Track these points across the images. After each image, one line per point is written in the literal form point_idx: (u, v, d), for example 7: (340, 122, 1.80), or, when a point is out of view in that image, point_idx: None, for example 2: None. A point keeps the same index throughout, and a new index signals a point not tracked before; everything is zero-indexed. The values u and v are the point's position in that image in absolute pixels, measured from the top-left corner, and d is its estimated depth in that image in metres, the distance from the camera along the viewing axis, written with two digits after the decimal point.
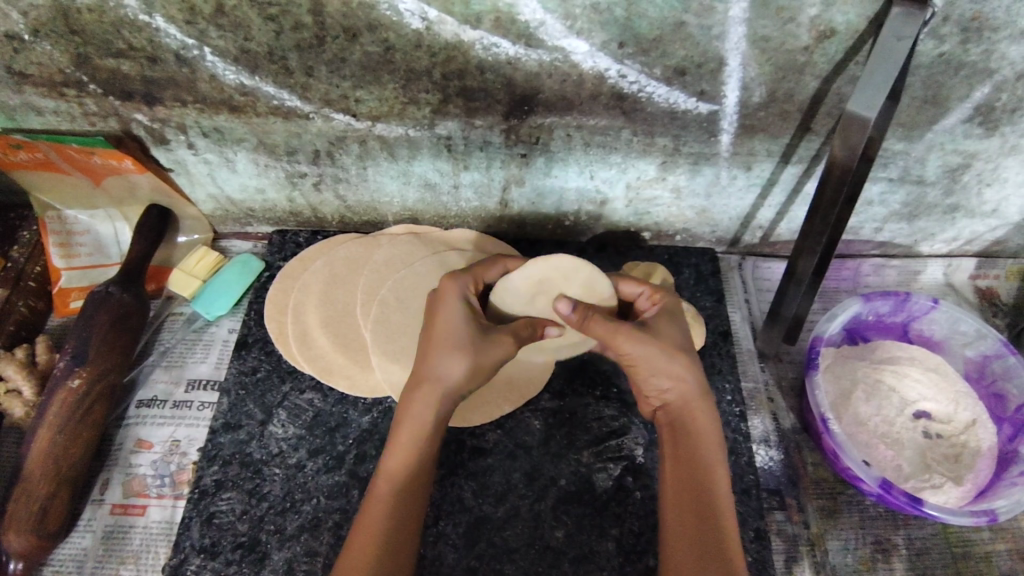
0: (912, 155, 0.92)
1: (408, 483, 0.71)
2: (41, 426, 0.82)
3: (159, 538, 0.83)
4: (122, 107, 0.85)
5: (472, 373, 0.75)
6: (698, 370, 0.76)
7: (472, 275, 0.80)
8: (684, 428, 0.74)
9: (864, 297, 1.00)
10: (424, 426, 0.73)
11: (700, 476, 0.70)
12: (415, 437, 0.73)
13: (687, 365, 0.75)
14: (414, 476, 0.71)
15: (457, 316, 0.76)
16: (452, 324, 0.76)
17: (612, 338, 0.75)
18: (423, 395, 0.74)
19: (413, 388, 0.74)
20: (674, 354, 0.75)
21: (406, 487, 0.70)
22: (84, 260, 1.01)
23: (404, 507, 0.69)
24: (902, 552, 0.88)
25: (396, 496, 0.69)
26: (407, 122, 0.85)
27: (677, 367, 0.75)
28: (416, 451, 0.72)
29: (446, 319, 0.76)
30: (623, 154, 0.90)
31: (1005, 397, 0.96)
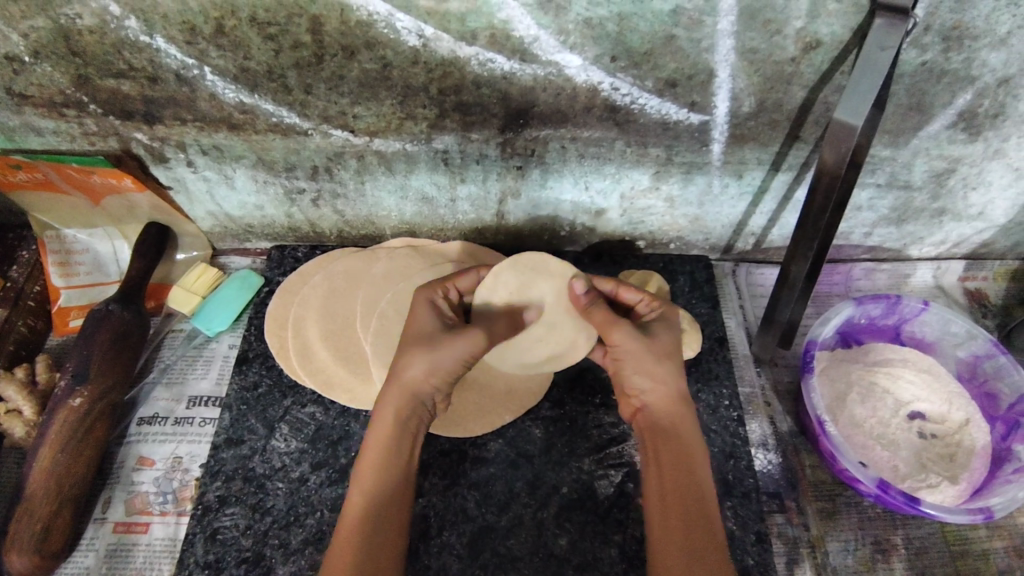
0: (898, 161, 0.94)
1: (378, 495, 0.71)
2: (44, 444, 0.82)
3: (162, 555, 0.82)
4: (122, 127, 0.86)
5: (438, 373, 0.75)
6: (683, 379, 0.78)
7: (442, 286, 0.81)
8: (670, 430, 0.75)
9: (856, 301, 1.02)
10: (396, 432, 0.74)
11: (688, 482, 0.71)
12: (383, 441, 0.74)
13: (672, 371, 0.77)
14: (386, 486, 0.72)
15: (428, 321, 0.77)
16: (423, 328, 0.77)
17: (607, 329, 0.79)
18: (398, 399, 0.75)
19: (385, 391, 0.75)
20: (662, 359, 0.77)
21: (377, 500, 0.71)
22: (83, 278, 1.02)
23: (376, 519, 0.70)
24: (902, 551, 0.89)
25: (371, 503, 0.71)
26: (404, 137, 0.87)
27: (665, 377, 0.77)
28: (387, 456, 0.74)
29: (418, 325, 0.77)
30: (617, 164, 0.92)
31: (997, 396, 0.98)
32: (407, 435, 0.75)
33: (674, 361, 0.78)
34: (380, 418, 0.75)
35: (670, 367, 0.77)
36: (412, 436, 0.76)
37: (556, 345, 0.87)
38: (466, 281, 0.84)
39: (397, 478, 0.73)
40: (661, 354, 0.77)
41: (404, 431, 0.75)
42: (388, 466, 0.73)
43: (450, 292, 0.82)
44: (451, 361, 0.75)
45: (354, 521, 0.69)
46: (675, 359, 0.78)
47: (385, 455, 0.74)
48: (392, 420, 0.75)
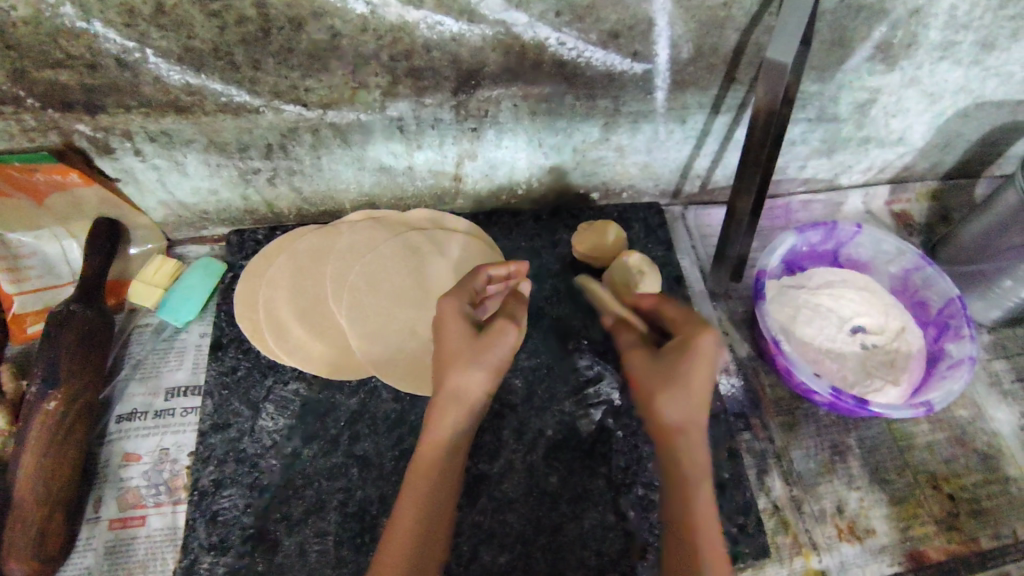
0: (826, 95, 1.00)
1: (428, 518, 0.72)
2: (25, 451, 0.81)
3: (164, 543, 0.84)
4: (63, 119, 0.83)
5: (490, 379, 0.77)
6: (696, 407, 0.71)
7: (467, 291, 0.81)
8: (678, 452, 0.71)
9: (798, 230, 1.09)
10: (438, 457, 0.74)
11: (688, 511, 0.69)
12: (438, 450, 0.75)
13: (693, 401, 0.71)
14: (425, 519, 0.72)
15: (462, 331, 0.77)
16: (461, 340, 0.77)
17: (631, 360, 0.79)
18: (447, 419, 0.75)
19: (437, 404, 0.76)
20: (680, 390, 0.71)
21: (414, 539, 0.70)
22: (35, 282, 0.99)
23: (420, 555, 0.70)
24: (856, 451, 0.99)
25: (423, 516, 0.72)
26: (357, 107, 0.87)
27: (663, 407, 0.71)
28: (440, 466, 0.75)
29: (453, 335, 0.77)
30: (568, 119, 0.95)
31: (928, 303, 1.08)
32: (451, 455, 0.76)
33: (683, 384, 0.71)
34: (436, 427, 0.75)
35: (666, 395, 0.71)
36: (456, 455, 0.77)
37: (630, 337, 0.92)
38: (478, 283, 0.83)
39: (433, 511, 0.73)
40: (665, 376, 0.72)
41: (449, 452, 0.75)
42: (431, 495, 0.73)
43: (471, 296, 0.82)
44: (496, 362, 0.77)
45: (407, 538, 0.70)
46: (682, 381, 0.71)
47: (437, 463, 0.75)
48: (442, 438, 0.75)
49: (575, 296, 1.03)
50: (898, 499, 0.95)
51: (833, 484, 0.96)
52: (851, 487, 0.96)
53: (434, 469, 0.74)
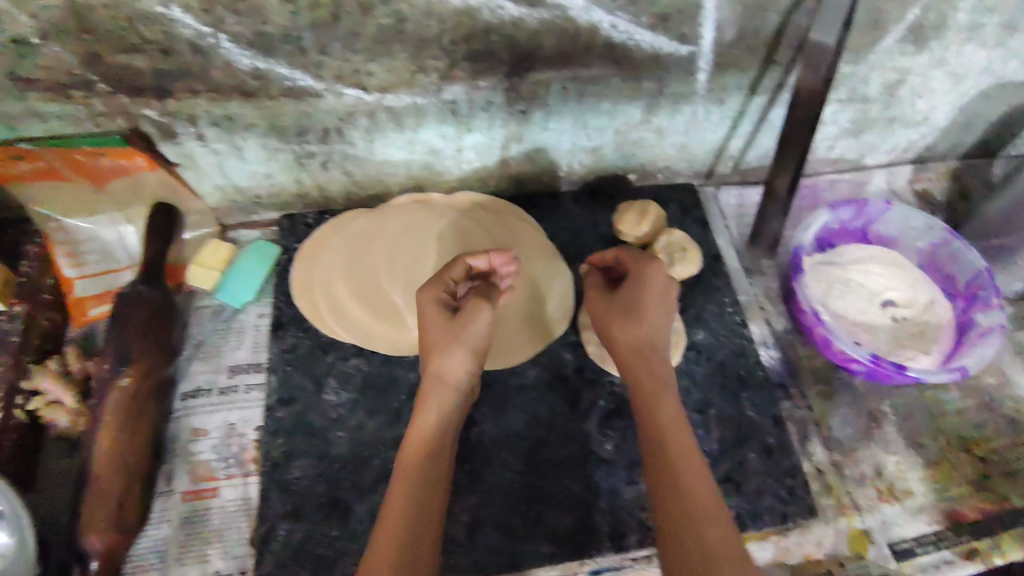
0: (858, 76, 1.05)
1: (422, 481, 0.72)
2: (101, 427, 0.83)
3: (238, 514, 0.87)
4: (132, 104, 0.85)
5: (471, 360, 0.83)
6: (652, 330, 0.85)
7: (444, 279, 0.86)
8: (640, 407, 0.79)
9: (830, 207, 1.13)
10: (432, 427, 0.78)
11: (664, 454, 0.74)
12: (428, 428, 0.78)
13: (647, 326, 0.85)
14: (423, 491, 0.72)
15: (435, 317, 0.84)
16: (435, 325, 0.83)
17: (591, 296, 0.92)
18: (433, 399, 0.80)
19: (424, 385, 0.81)
20: (636, 314, 0.85)
21: (414, 510, 0.70)
22: (95, 267, 1.00)
23: (420, 513, 0.70)
24: (891, 418, 1.03)
25: (419, 480, 0.72)
26: (415, 90, 0.90)
27: (618, 334, 0.85)
28: (432, 440, 0.77)
29: (432, 322, 0.84)
30: (613, 100, 0.98)
31: (954, 277, 1.12)
32: (446, 430, 0.79)
33: (636, 310, 0.86)
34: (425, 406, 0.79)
35: (619, 322, 0.86)
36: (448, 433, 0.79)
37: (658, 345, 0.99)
38: (459, 271, 0.88)
39: (434, 484, 0.73)
40: (621, 307, 0.87)
41: (442, 427, 0.79)
42: (425, 469, 0.74)
43: (447, 286, 0.87)
44: (475, 342, 0.83)
45: (404, 498, 0.71)
46: (635, 304, 0.86)
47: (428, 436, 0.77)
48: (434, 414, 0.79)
49: None
50: (933, 462, 1.00)
51: (871, 448, 1.00)
52: (888, 451, 1.00)
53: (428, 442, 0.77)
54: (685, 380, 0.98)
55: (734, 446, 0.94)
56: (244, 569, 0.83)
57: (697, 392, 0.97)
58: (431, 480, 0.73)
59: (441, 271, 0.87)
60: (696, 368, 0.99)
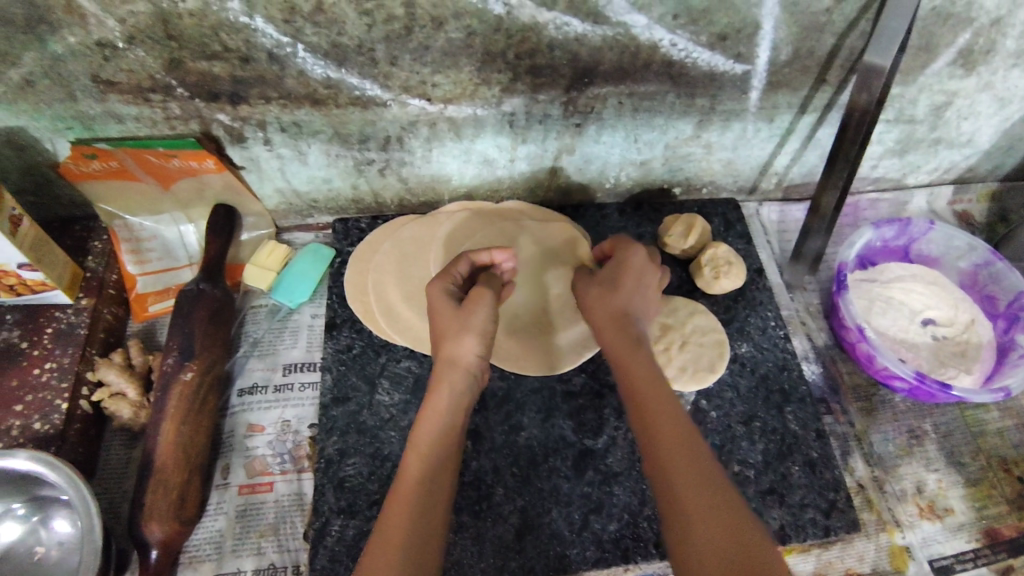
0: (906, 97, 1.06)
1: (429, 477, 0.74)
2: (165, 419, 0.86)
3: (292, 509, 0.89)
4: (206, 109, 0.88)
5: (482, 342, 0.82)
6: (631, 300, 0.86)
7: (449, 272, 0.87)
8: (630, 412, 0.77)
9: (874, 225, 1.14)
10: (445, 415, 0.79)
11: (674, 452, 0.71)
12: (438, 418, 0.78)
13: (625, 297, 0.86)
14: (423, 500, 0.71)
15: (444, 305, 0.83)
16: (443, 312, 0.83)
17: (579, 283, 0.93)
18: (442, 392, 0.80)
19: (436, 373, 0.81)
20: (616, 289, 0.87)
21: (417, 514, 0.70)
22: (156, 264, 1.03)
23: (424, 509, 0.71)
24: (932, 436, 1.04)
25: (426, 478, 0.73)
26: (476, 102, 0.93)
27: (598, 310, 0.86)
28: (441, 432, 0.77)
29: (441, 309, 0.83)
30: (666, 116, 1.01)
31: (996, 297, 1.13)
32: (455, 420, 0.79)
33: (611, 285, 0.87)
34: (436, 393, 0.80)
35: (598, 294, 0.87)
36: (457, 422, 0.79)
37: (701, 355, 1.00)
38: (463, 266, 0.88)
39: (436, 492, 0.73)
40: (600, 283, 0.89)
41: (448, 418, 0.79)
42: (424, 480, 0.73)
43: (455, 278, 0.88)
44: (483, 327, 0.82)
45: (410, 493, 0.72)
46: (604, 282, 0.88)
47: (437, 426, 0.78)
48: (441, 402, 0.79)
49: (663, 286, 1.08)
50: (973, 480, 1.00)
51: (911, 465, 1.01)
52: (929, 469, 1.01)
53: (438, 433, 0.77)
54: (729, 392, 0.99)
55: (778, 459, 0.95)
56: (298, 562, 0.86)
57: (741, 404, 0.99)
58: (431, 477, 0.74)
59: (447, 266, 0.88)
60: (741, 380, 1.01)
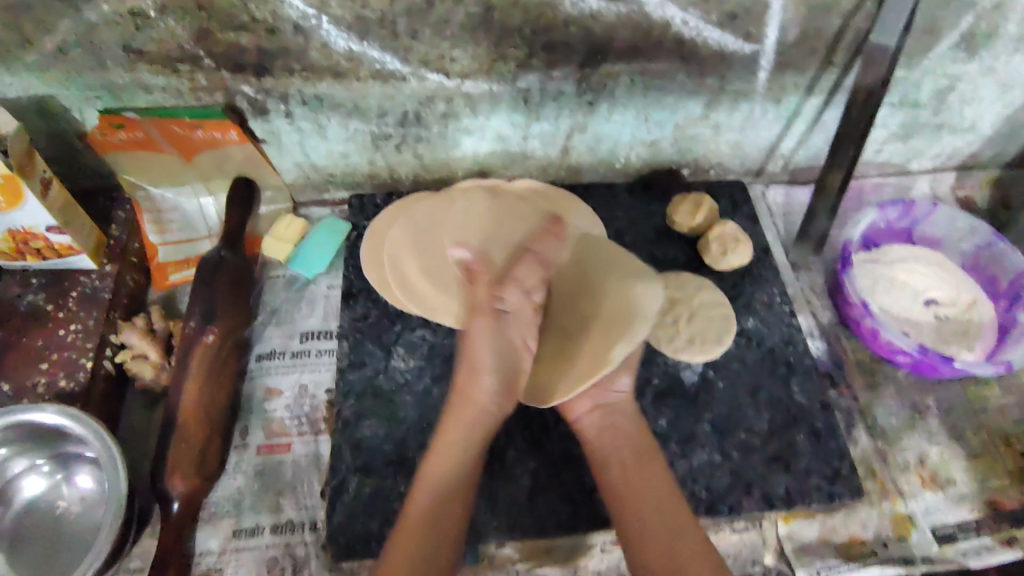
0: (911, 80, 1.09)
1: (438, 509, 0.79)
2: (187, 379, 0.88)
3: (310, 468, 0.91)
4: (232, 80, 0.91)
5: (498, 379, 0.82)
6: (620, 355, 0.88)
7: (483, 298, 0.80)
8: (616, 472, 0.83)
9: (878, 206, 1.17)
10: (459, 443, 0.82)
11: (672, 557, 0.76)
12: (452, 448, 0.82)
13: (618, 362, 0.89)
14: (427, 532, 0.77)
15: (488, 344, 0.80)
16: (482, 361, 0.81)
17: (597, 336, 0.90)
18: (455, 422, 0.83)
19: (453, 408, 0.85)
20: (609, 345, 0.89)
21: (428, 543, 0.76)
22: (176, 235, 1.06)
23: (430, 538, 0.77)
24: (935, 410, 1.06)
25: (434, 506, 0.79)
26: (492, 78, 0.96)
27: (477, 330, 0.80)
28: (452, 466, 0.81)
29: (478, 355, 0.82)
30: (676, 95, 1.03)
31: (997, 278, 1.15)
32: (463, 454, 0.82)
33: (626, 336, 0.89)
34: (450, 423, 0.84)
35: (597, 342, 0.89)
36: (468, 449, 0.83)
37: (709, 326, 1.02)
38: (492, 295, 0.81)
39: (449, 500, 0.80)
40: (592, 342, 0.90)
41: (457, 451, 0.82)
42: (431, 513, 0.78)
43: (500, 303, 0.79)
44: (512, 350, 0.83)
45: (419, 520, 0.78)
46: (636, 323, 0.89)
47: (451, 457, 0.82)
48: (451, 437, 0.83)
49: (671, 262, 1.11)
50: (975, 454, 1.03)
51: (914, 438, 1.03)
52: (932, 442, 1.03)
53: (451, 463, 0.81)
54: (736, 364, 1.02)
55: (784, 428, 0.97)
56: (316, 520, 0.88)
57: (748, 375, 1.01)
58: (442, 506, 0.79)
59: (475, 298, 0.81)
60: (747, 353, 1.03)
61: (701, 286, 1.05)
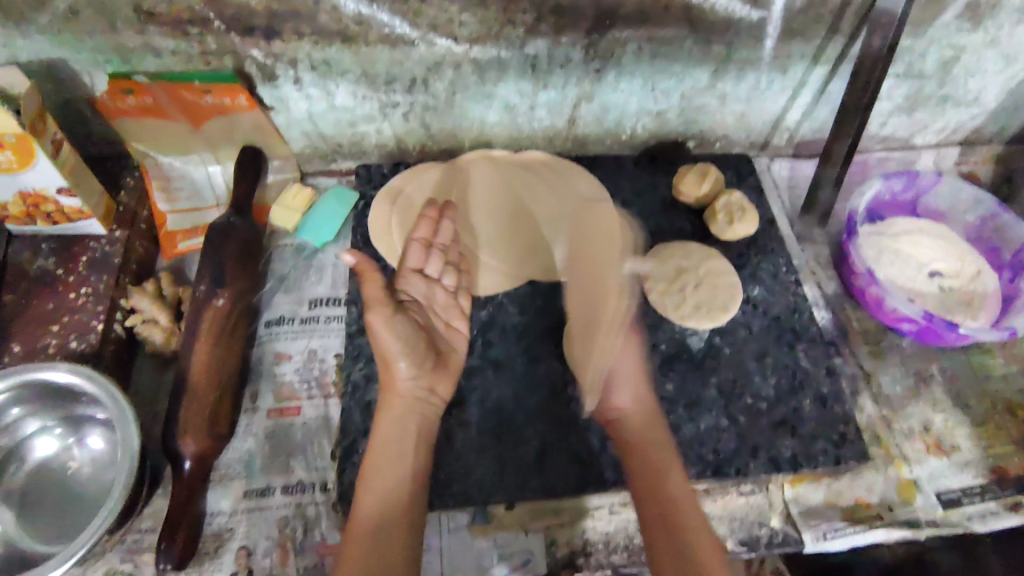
0: (916, 50, 1.09)
1: (388, 501, 0.78)
2: (198, 341, 0.89)
3: (320, 431, 0.92)
4: (241, 44, 0.92)
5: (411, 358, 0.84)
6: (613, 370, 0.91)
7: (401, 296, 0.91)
8: (633, 443, 0.87)
9: (883, 177, 1.17)
10: (394, 432, 0.83)
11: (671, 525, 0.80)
12: (390, 438, 0.83)
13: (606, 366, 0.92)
14: (379, 525, 0.77)
15: (394, 335, 0.82)
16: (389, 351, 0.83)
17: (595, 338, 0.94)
18: (388, 414, 0.84)
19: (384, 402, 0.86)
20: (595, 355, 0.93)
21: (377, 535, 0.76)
22: (185, 203, 1.06)
23: (382, 529, 0.76)
24: (939, 378, 1.07)
25: (381, 500, 0.79)
26: (501, 43, 0.96)
27: (372, 323, 0.80)
28: (397, 457, 0.82)
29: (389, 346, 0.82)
30: (683, 63, 1.04)
31: (1001, 249, 1.17)
32: (404, 444, 0.83)
33: (603, 342, 0.93)
34: (383, 419, 0.84)
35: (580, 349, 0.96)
36: (408, 437, 0.83)
37: (717, 298, 1.02)
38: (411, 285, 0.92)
39: (396, 498, 0.79)
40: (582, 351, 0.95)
41: (398, 443, 0.82)
42: (381, 505, 0.78)
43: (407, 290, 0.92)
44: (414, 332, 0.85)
45: (371, 515, 0.77)
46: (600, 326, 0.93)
47: (393, 447, 0.82)
48: (386, 429, 0.83)
49: (677, 232, 1.11)
50: (979, 421, 1.03)
51: (919, 405, 1.04)
52: (936, 409, 1.04)
53: (393, 453, 0.82)
54: (742, 331, 1.02)
55: (790, 393, 0.97)
56: (326, 480, 0.89)
57: (754, 341, 1.01)
58: (387, 496, 0.79)
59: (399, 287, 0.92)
60: (753, 320, 1.03)
61: (707, 255, 1.06)
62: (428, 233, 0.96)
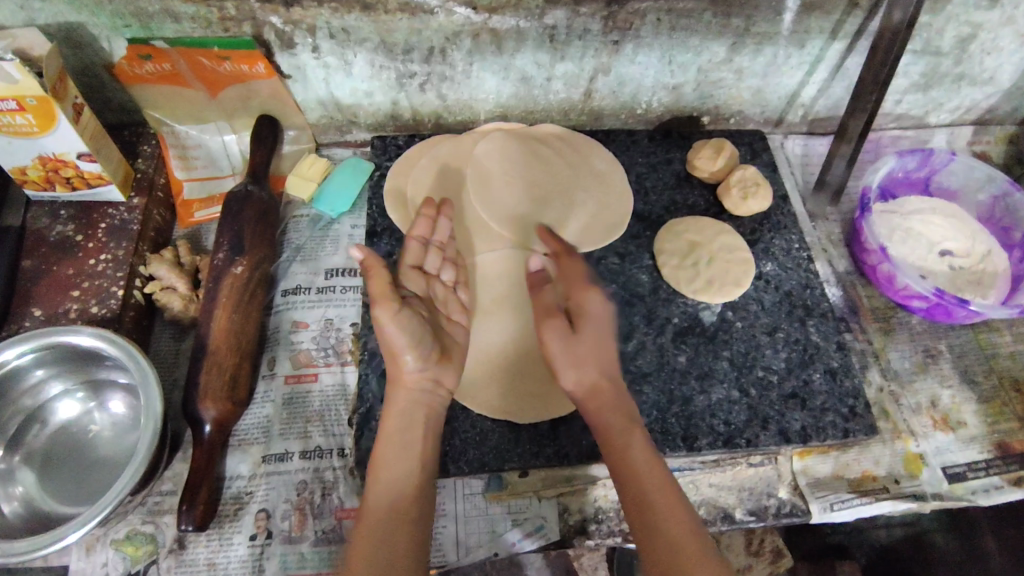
0: (934, 27, 1.09)
1: (395, 499, 0.75)
2: (217, 307, 0.89)
3: (337, 398, 0.94)
4: (260, 10, 0.91)
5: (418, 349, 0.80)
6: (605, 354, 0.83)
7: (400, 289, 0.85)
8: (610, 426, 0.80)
9: (897, 154, 1.17)
10: (400, 425, 0.80)
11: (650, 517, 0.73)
12: (396, 433, 0.79)
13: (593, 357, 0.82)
14: (385, 523, 0.74)
15: (399, 325, 0.79)
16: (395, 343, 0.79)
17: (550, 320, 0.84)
18: (395, 407, 0.81)
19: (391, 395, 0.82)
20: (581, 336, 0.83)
21: (382, 535, 0.73)
22: (202, 172, 1.07)
23: (389, 526, 0.74)
24: (947, 355, 1.08)
25: (388, 498, 0.76)
26: (520, 13, 0.96)
27: (380, 317, 0.79)
28: (404, 452, 0.78)
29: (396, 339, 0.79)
30: (701, 36, 1.03)
31: (1011, 229, 1.18)
32: (411, 439, 0.79)
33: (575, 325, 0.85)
34: (388, 416, 0.81)
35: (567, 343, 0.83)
36: (416, 430, 0.80)
37: (729, 275, 1.03)
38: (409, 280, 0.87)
39: (404, 493, 0.76)
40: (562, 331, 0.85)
41: (404, 439, 0.79)
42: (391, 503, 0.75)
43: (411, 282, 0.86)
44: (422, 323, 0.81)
45: (378, 513, 0.74)
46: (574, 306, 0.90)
47: (399, 442, 0.79)
48: (393, 422, 0.80)
49: (690, 207, 1.11)
50: (986, 398, 1.05)
51: (927, 381, 1.05)
52: (944, 385, 1.05)
53: (401, 446, 0.78)
54: (754, 305, 1.03)
55: (801, 366, 0.99)
56: (343, 446, 0.90)
57: (766, 316, 1.02)
58: (395, 493, 0.76)
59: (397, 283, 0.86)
60: (766, 295, 1.04)
61: (719, 231, 1.07)
62: (426, 231, 0.91)
